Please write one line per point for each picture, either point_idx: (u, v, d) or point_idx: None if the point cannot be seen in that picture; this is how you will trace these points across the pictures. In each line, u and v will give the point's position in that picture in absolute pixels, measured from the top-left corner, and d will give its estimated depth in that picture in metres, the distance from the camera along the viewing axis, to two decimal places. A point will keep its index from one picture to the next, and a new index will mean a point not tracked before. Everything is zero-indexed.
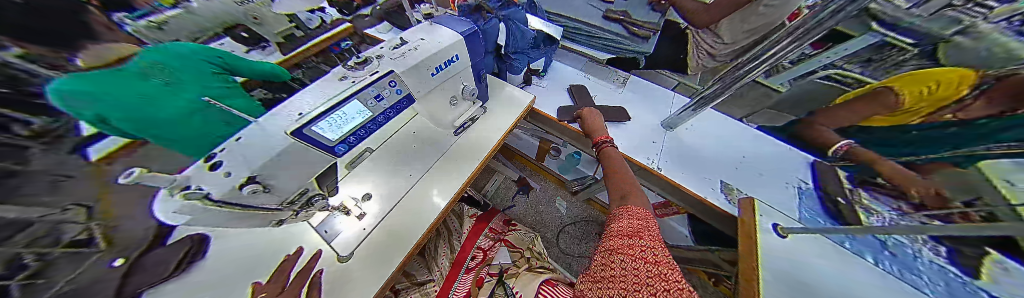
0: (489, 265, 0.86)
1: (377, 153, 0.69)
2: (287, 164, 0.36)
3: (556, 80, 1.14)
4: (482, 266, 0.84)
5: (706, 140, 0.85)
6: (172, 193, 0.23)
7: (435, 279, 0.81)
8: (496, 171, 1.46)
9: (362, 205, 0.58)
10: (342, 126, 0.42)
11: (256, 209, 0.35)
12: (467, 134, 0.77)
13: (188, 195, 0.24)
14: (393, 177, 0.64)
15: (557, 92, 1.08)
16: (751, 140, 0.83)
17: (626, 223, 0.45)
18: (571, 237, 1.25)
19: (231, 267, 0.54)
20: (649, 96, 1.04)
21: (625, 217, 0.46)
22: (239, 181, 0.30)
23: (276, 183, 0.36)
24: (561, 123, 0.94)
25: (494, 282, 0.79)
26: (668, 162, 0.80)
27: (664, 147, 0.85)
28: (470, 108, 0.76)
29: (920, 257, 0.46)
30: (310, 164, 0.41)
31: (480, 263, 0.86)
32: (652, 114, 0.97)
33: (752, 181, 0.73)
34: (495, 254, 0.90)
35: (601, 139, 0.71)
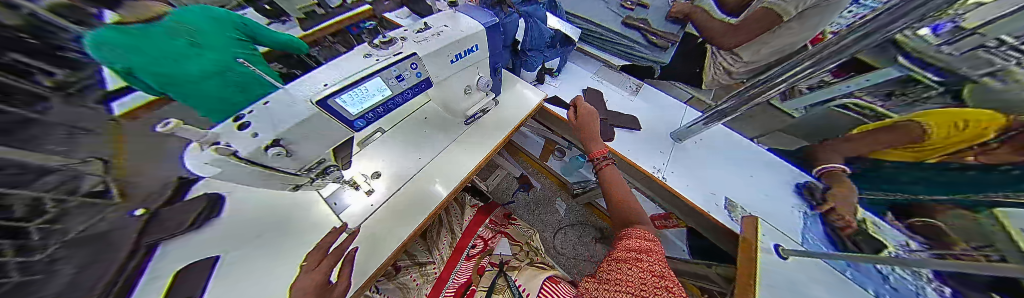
0: (490, 255, 0.86)
1: (389, 134, 0.70)
2: (310, 132, 0.38)
3: (568, 81, 1.15)
4: (482, 256, 0.85)
5: (713, 155, 0.85)
6: (205, 147, 0.25)
7: (435, 263, 0.82)
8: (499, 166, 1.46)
9: (371, 182, 0.60)
10: (362, 102, 0.44)
11: (277, 171, 0.37)
12: (478, 125, 0.78)
13: (219, 150, 0.26)
14: (402, 158, 0.65)
15: (567, 93, 1.09)
16: (761, 159, 0.82)
17: (633, 240, 0.44)
18: (568, 238, 1.26)
19: (238, 229, 0.55)
20: (662, 106, 1.03)
21: (631, 235, 0.46)
22: (266, 143, 0.31)
23: (298, 150, 0.38)
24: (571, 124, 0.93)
25: (495, 271, 0.77)
26: (673, 173, 0.80)
27: (671, 157, 0.85)
28: (483, 99, 0.77)
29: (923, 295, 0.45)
30: (331, 135, 0.42)
31: (481, 252, 0.87)
32: (660, 124, 0.96)
33: (756, 200, 0.73)
34: (495, 246, 0.90)
35: (596, 154, 0.68)
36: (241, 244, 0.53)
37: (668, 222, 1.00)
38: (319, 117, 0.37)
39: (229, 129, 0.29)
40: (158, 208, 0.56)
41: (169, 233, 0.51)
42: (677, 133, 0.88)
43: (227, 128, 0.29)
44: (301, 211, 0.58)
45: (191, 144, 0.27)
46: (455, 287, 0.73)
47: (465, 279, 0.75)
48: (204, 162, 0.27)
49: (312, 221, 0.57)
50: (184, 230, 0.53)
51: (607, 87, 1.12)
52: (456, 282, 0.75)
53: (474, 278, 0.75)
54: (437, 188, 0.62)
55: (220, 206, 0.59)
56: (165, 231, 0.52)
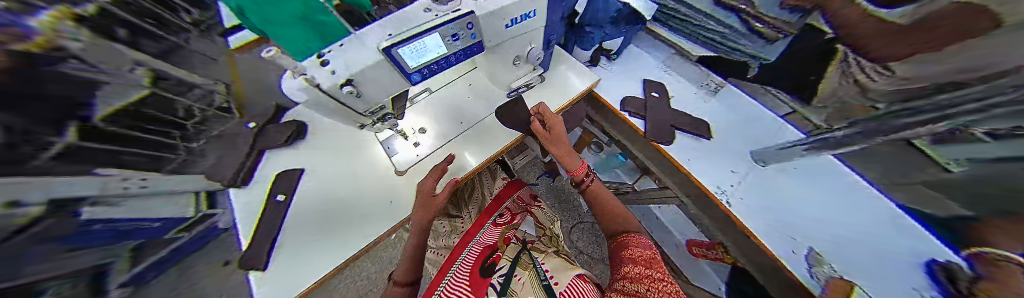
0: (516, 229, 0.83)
1: (435, 95, 0.73)
2: (374, 78, 0.40)
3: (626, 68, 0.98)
4: (508, 228, 0.80)
5: (807, 193, 0.65)
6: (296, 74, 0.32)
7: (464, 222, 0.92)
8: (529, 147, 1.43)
9: (417, 136, 0.65)
10: (419, 58, 0.44)
11: (348, 107, 0.41)
12: (519, 100, 0.75)
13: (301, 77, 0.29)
14: (446, 120, 0.68)
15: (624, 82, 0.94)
16: (883, 212, 0.55)
17: (637, 252, 0.45)
18: (585, 233, 1.25)
19: (315, 153, 0.69)
20: (747, 117, 0.81)
21: (633, 246, 0.46)
22: (340, 81, 0.35)
23: (367, 94, 0.42)
24: (620, 116, 0.83)
25: (513, 246, 0.67)
26: (743, 200, 0.67)
27: (745, 180, 0.70)
28: (530, 73, 0.72)
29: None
30: (390, 84, 0.45)
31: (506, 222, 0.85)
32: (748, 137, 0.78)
33: (863, 265, 0.53)
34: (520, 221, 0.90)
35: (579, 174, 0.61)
36: (321, 163, 0.67)
37: (711, 252, 0.88)
38: (382, 68, 0.40)
39: (315, 67, 0.33)
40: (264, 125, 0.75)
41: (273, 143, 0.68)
42: (760, 155, 0.73)
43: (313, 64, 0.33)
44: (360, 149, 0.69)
45: (288, 73, 0.32)
46: (478, 248, 0.67)
47: (488, 243, 0.68)
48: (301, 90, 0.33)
49: (366, 158, 0.68)
50: (285, 142, 0.69)
51: (676, 81, 0.93)
52: (478, 246, 0.69)
53: (498, 246, 0.67)
54: (470, 156, 0.64)
55: (304, 132, 0.73)
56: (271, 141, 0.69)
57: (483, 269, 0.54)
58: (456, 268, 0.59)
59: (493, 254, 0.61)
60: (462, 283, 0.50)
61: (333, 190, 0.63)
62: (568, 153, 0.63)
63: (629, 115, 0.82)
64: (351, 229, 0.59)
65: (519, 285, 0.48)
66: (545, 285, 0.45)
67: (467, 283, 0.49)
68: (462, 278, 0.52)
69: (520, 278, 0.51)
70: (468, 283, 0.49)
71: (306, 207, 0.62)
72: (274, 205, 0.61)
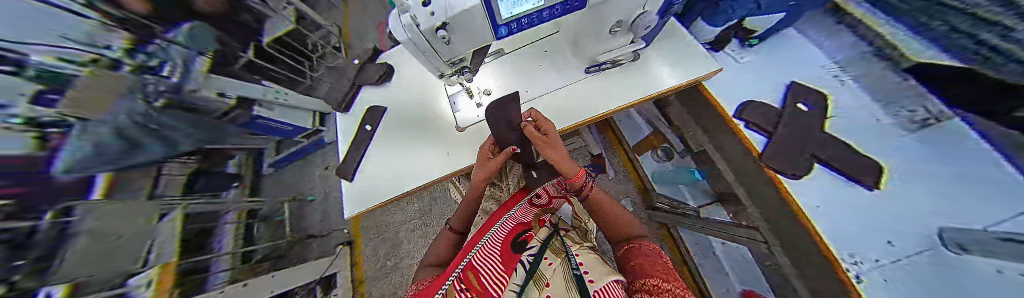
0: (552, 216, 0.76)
1: (507, 56, 0.67)
2: (464, 26, 0.36)
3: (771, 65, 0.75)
4: (545, 213, 0.72)
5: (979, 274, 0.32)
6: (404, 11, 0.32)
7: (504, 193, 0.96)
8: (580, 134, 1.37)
9: (482, 97, 0.64)
10: (513, 8, 0.38)
11: (436, 52, 0.42)
12: (597, 79, 0.64)
13: None
14: (513, 85, 0.64)
15: (755, 83, 0.75)
16: (990, 281, 0.29)
17: (645, 257, 0.45)
18: None
19: (395, 94, 0.76)
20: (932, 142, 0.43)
21: (641, 254, 0.48)
22: (437, 25, 0.33)
23: (455, 42, 0.40)
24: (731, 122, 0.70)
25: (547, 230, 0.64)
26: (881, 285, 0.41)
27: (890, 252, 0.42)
28: (626, 46, 0.57)
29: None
30: (476, 35, 0.41)
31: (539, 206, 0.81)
32: (949, 178, 0.40)
33: None
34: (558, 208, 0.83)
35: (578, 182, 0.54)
36: (402, 105, 0.75)
37: None
38: (475, 16, 0.35)
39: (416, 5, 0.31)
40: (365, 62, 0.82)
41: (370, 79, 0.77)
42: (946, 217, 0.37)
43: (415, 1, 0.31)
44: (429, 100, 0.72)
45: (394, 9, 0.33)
46: (508, 225, 0.58)
47: (519, 224, 0.60)
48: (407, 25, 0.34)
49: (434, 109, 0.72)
50: (377, 81, 0.77)
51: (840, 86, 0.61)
52: (509, 221, 0.60)
53: (532, 226, 0.64)
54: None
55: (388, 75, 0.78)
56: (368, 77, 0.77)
57: (515, 243, 0.50)
58: (490, 237, 0.51)
59: (523, 234, 0.56)
60: (494, 251, 0.45)
61: (405, 132, 0.71)
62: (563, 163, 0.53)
63: (746, 126, 0.68)
64: (415, 170, 0.66)
65: (551, 271, 0.45)
66: (575, 274, 0.42)
67: (499, 258, 0.42)
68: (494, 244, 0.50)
69: (551, 263, 0.48)
70: (500, 255, 0.44)
71: (387, 142, 0.72)
72: (364, 132, 0.73)
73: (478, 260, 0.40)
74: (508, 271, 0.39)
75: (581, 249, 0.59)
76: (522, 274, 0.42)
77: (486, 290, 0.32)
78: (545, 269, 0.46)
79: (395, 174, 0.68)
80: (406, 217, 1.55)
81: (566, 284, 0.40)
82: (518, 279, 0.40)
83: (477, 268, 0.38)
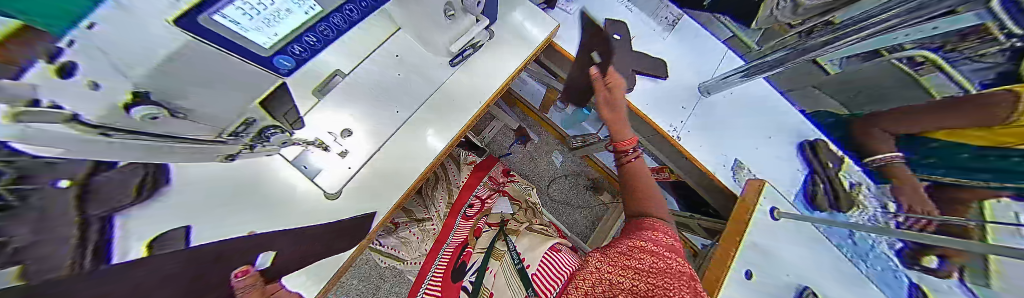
0: (487, 216, 0.85)
1: (352, 80, 0.53)
2: (196, 75, 0.24)
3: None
4: (478, 219, 0.83)
5: (734, 110, 0.73)
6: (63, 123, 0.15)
7: (433, 220, 0.87)
8: (495, 118, 1.38)
9: (342, 142, 0.52)
10: (271, 25, 0.29)
11: (178, 139, 0.27)
12: (467, 66, 0.62)
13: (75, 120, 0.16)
14: (374, 110, 0.54)
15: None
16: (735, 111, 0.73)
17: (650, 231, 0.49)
18: (561, 187, 1.37)
19: None
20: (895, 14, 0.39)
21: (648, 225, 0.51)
22: (152, 113, 0.21)
23: (196, 110, 0.27)
24: (583, 67, 0.77)
25: (495, 231, 0.78)
26: (691, 132, 0.74)
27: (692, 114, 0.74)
28: (473, 29, 0.54)
29: (875, 248, 0.58)
30: (226, 79, 0.28)
31: (477, 213, 0.85)
32: (680, 87, 0.76)
33: (764, 148, 0.71)
34: (493, 204, 0.89)
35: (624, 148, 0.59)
36: None
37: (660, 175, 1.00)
38: (199, 48, 0.22)
39: (50, 80, 0.12)
40: None
41: None
42: (706, 85, 0.74)
43: (41, 78, 0.12)
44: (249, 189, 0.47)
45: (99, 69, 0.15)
46: (452, 248, 0.78)
47: (461, 242, 0.77)
48: (62, 150, 0.18)
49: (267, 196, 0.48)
50: None
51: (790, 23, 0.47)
52: (446, 251, 0.78)
53: (469, 240, 0.77)
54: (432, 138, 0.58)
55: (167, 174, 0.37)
56: None
57: (455, 270, 0.72)
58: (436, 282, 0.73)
59: (462, 258, 0.73)
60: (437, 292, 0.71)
61: None
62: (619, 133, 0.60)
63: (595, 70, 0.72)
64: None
65: (494, 281, 0.66)
66: (518, 269, 0.64)
67: None
68: (436, 281, 0.73)
69: (491, 269, 0.68)
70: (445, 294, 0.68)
71: None
72: None
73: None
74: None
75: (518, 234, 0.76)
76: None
77: None
78: (488, 280, 0.67)
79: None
80: None
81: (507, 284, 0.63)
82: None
83: None
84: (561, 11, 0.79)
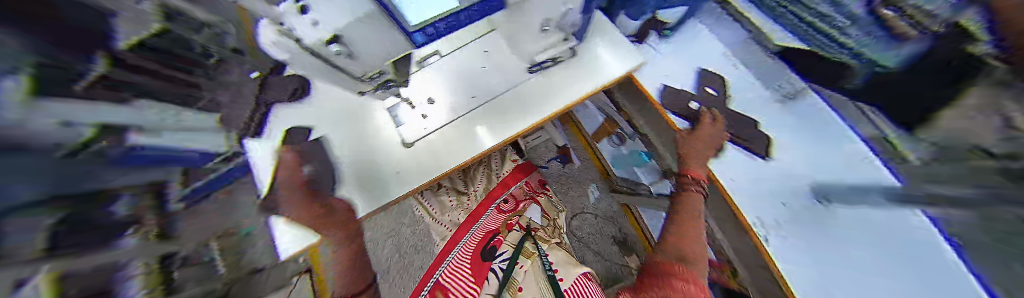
0: (520, 216, 0.87)
1: (446, 61, 0.63)
2: (363, 34, 0.33)
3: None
4: (512, 215, 0.86)
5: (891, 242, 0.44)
6: None
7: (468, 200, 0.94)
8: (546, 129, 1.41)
9: (425, 106, 0.62)
10: None
11: (344, 70, 0.39)
12: (544, 76, 0.65)
13: None
14: (456, 90, 0.63)
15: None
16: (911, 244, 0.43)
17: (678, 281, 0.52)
18: (586, 224, 1.29)
19: (317, 114, 0.65)
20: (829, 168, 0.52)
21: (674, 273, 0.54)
22: (320, 39, 0.30)
23: (361, 56, 0.37)
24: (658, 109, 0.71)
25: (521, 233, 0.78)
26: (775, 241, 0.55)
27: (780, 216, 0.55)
28: (558, 45, 0.56)
29: None
30: (382, 42, 0.38)
31: (510, 211, 0.88)
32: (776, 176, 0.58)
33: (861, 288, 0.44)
34: (527, 209, 0.91)
35: (689, 179, 0.63)
36: (323, 125, 0.64)
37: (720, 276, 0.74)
38: None
39: None
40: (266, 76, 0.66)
41: (287, 98, 0.66)
42: (824, 190, 0.53)
43: None
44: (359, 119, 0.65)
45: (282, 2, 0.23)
46: (480, 234, 0.80)
47: (491, 230, 0.80)
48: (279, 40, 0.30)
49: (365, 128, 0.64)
50: (290, 99, 0.66)
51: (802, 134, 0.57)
52: (477, 236, 0.80)
53: (502, 230, 0.79)
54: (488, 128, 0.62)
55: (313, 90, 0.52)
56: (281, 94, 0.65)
57: (485, 252, 0.71)
58: (456, 254, 0.76)
59: (494, 242, 0.74)
60: (466, 266, 0.70)
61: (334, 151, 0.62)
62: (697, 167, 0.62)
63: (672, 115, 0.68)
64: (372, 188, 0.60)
65: (523, 275, 0.65)
66: (550, 277, 0.63)
67: (471, 276, 0.67)
68: (466, 257, 0.73)
69: (523, 266, 0.67)
70: (470, 271, 0.68)
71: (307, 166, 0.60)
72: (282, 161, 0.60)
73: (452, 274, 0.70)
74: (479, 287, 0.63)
75: (553, 247, 0.74)
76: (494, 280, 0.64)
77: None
78: (519, 275, 0.66)
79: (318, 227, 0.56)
80: None
81: (539, 287, 0.62)
82: (489, 289, 0.63)
83: (447, 289, 0.66)
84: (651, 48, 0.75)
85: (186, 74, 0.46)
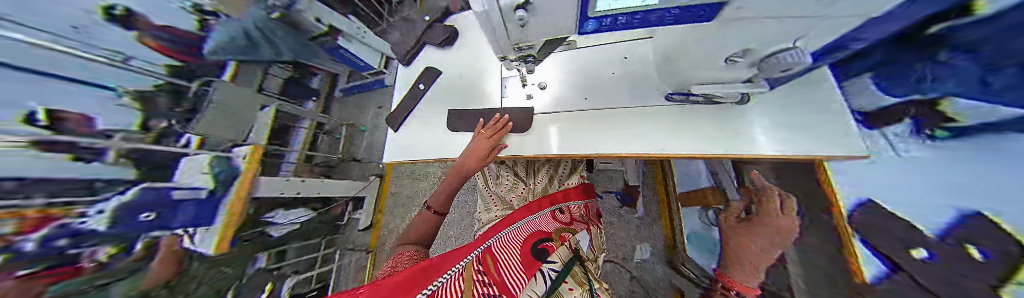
0: (571, 233, 0.73)
1: (578, 56, 0.62)
2: (550, 6, 0.28)
3: (972, 142, 0.35)
4: (566, 229, 0.73)
5: None
6: None
7: (523, 189, 0.96)
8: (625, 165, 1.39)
9: (538, 91, 0.64)
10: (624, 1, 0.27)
11: (506, 34, 0.36)
12: (680, 109, 0.54)
13: None
14: (573, 87, 0.61)
15: (913, 187, 0.43)
16: None
17: None
18: (623, 272, 1.26)
19: (452, 63, 0.78)
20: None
21: None
22: (516, 3, 0.27)
23: (530, 26, 0.33)
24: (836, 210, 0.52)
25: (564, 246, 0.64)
26: None
27: None
28: (734, 83, 0.42)
29: None
30: (561, 19, 0.32)
31: (561, 222, 0.77)
32: None
33: None
34: (578, 232, 0.76)
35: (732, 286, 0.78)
36: (452, 73, 0.77)
37: None
38: None
39: None
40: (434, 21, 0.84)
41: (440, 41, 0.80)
42: None
43: None
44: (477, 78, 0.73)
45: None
46: (522, 232, 0.69)
47: (540, 231, 0.69)
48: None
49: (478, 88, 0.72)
50: (442, 44, 0.80)
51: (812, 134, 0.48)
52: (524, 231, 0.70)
53: (553, 238, 0.66)
54: (586, 136, 0.58)
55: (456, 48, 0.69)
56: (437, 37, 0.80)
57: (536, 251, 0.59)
58: (507, 235, 0.69)
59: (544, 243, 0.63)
60: (516, 262, 0.55)
61: (452, 97, 0.74)
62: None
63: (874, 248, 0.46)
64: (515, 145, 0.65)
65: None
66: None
67: (521, 265, 0.54)
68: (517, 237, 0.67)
69: (571, 290, 0.52)
70: (521, 261, 0.55)
71: (433, 102, 0.76)
72: (416, 90, 0.77)
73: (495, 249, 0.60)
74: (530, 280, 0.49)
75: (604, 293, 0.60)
76: (541, 283, 0.49)
77: (508, 286, 0.45)
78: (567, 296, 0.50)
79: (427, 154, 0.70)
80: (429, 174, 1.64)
81: None
82: (538, 286, 0.48)
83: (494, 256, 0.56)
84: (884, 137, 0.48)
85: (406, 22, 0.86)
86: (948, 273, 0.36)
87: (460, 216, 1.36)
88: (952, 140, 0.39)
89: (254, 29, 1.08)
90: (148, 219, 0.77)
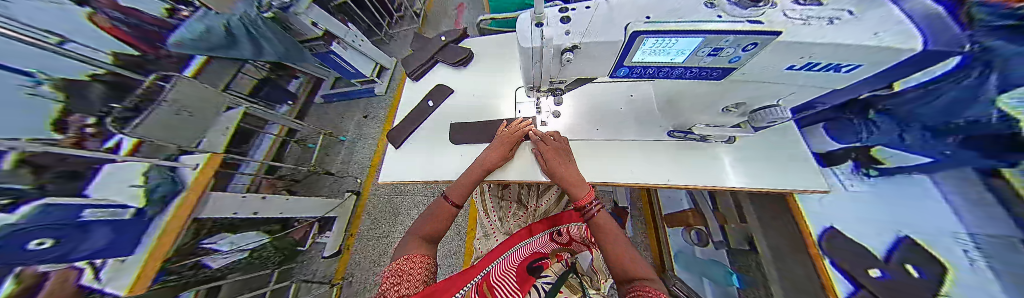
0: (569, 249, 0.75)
1: (587, 90, 0.69)
2: (591, 54, 0.33)
3: (893, 180, 0.55)
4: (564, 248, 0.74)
5: None
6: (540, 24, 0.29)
7: (524, 216, 0.93)
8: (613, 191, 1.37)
9: (552, 119, 0.67)
10: (655, 57, 0.32)
11: (547, 71, 0.40)
12: (680, 144, 0.60)
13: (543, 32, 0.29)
14: (585, 117, 0.65)
15: (853, 215, 0.58)
16: None
17: None
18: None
19: (464, 83, 0.80)
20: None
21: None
22: (566, 46, 0.31)
23: (570, 66, 0.37)
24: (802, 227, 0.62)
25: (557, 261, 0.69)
26: None
27: None
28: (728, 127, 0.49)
29: None
30: (597, 65, 0.37)
31: (563, 245, 0.75)
32: None
33: None
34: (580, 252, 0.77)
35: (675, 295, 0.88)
36: (465, 92, 0.78)
37: None
38: (611, 45, 0.30)
39: None
40: (449, 43, 0.87)
41: (455, 61, 0.83)
42: None
43: None
44: (490, 100, 0.75)
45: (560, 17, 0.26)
46: (521, 254, 0.66)
47: (536, 252, 0.68)
48: (534, 36, 0.33)
49: (491, 109, 0.74)
50: (456, 64, 0.82)
51: (772, 167, 0.56)
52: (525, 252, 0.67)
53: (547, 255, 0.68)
54: (593, 164, 0.59)
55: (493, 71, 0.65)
56: (453, 57, 0.83)
57: (530, 267, 0.60)
58: (509, 255, 0.64)
59: (540, 260, 0.65)
60: (510, 273, 0.54)
61: (464, 114, 0.74)
62: (574, 185, 0.53)
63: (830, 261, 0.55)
64: (526, 164, 0.64)
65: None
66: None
67: (517, 283, 0.51)
68: (519, 257, 0.64)
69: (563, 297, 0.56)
70: (516, 277, 0.53)
71: (441, 120, 0.74)
72: (424, 106, 0.76)
73: (493, 277, 0.51)
74: (526, 296, 0.48)
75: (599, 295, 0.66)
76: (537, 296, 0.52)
77: None
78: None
79: (426, 174, 0.65)
80: (416, 192, 1.53)
81: None
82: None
83: (492, 284, 0.48)
84: (836, 176, 0.66)
85: (418, 40, 0.89)
86: (907, 280, 0.44)
87: (449, 240, 1.25)
88: (884, 182, 0.57)
89: (240, 25, 0.98)
90: (38, 248, 0.53)
